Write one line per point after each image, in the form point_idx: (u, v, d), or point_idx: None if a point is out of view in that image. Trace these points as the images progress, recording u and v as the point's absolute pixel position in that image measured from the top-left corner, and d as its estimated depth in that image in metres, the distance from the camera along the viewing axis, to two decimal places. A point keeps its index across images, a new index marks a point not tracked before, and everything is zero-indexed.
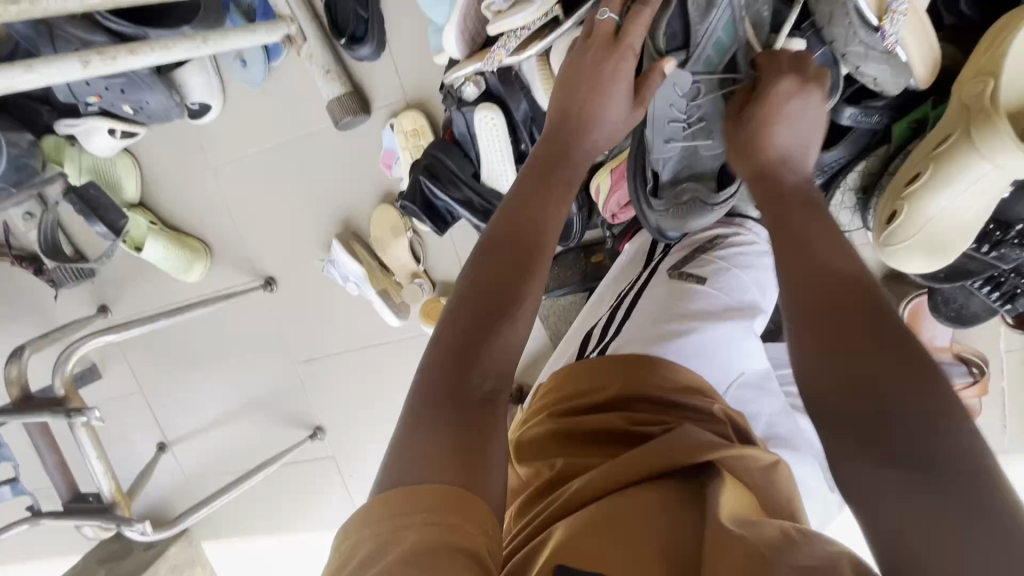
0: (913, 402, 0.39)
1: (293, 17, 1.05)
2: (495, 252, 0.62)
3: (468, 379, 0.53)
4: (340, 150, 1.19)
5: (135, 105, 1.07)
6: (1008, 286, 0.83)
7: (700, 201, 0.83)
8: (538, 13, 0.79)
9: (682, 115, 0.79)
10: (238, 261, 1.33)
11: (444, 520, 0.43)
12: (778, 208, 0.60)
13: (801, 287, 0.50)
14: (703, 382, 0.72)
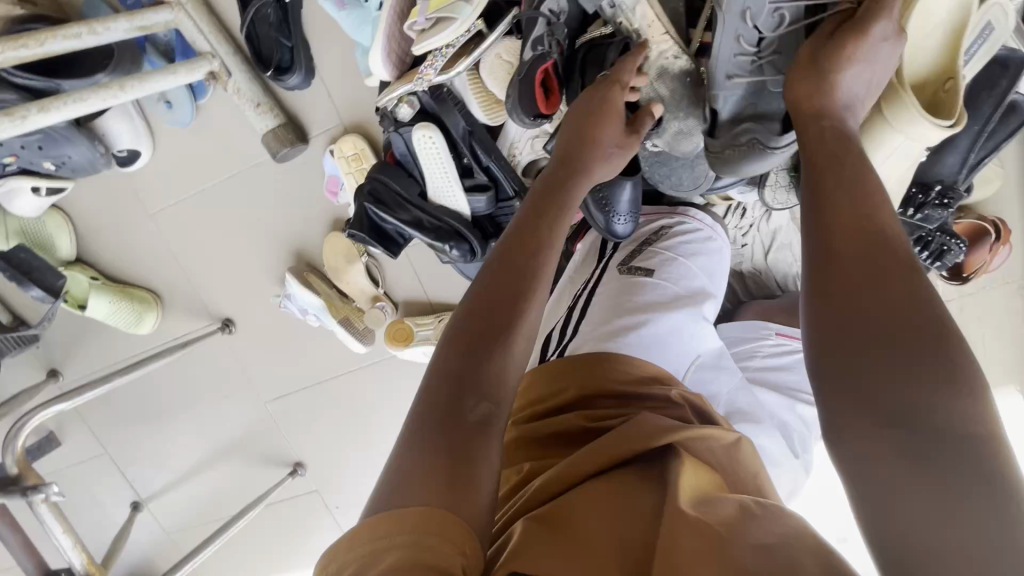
0: (930, 395, 0.39)
1: (214, 53, 1.02)
2: (495, 277, 0.62)
3: (464, 402, 0.54)
4: (283, 181, 1.16)
5: (57, 160, 1.02)
6: (936, 244, 0.88)
7: (759, 147, 0.69)
8: (461, 31, 0.79)
9: (753, 45, 0.65)
10: (191, 306, 1.29)
11: (428, 541, 0.44)
12: (830, 158, 0.54)
13: (829, 252, 0.48)
14: (661, 371, 0.74)
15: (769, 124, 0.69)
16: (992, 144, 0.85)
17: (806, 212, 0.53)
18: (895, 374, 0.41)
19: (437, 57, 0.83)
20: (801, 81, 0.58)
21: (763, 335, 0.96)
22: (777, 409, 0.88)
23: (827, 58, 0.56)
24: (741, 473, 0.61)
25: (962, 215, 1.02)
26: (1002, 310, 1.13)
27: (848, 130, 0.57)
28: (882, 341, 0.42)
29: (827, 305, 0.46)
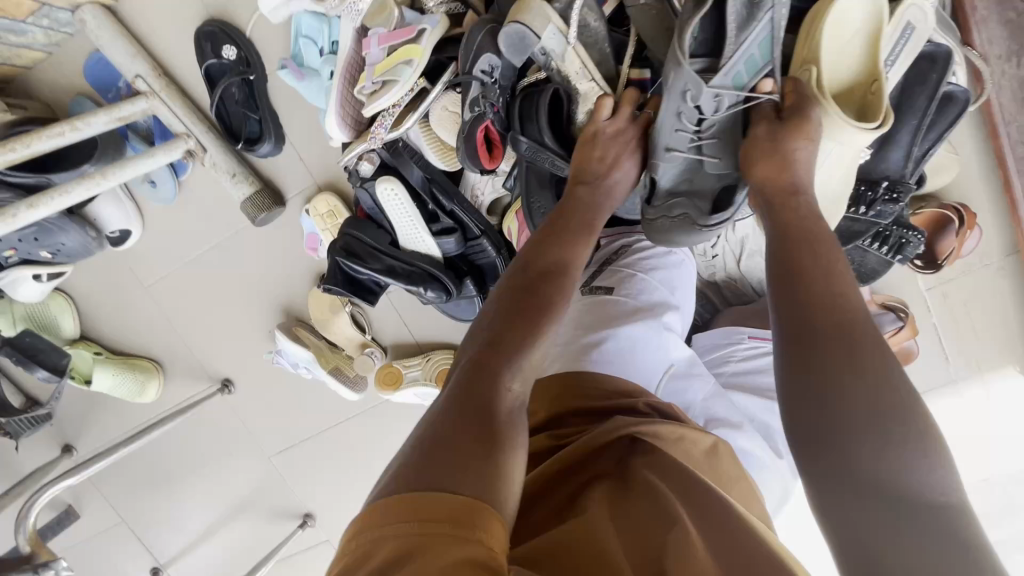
0: (883, 436, 0.47)
1: (189, 133, 1.09)
2: (523, 285, 0.66)
3: (498, 393, 0.56)
4: (266, 243, 1.21)
5: (53, 249, 1.10)
6: (894, 238, 0.89)
7: (690, 222, 0.76)
8: (406, 88, 0.85)
9: (695, 124, 0.71)
10: (191, 370, 1.33)
11: (472, 532, 0.43)
12: (803, 237, 0.61)
13: (804, 317, 0.55)
14: (629, 386, 0.75)
15: (699, 201, 0.77)
16: (935, 134, 0.87)
17: (771, 280, 0.60)
18: (864, 431, 0.48)
19: (388, 116, 0.89)
20: (765, 145, 0.67)
21: (737, 339, 0.98)
22: (757, 412, 0.89)
23: (787, 136, 0.65)
24: (714, 471, 0.65)
25: (923, 205, 1.03)
26: (986, 291, 1.12)
27: (804, 201, 0.65)
28: (862, 402, 0.48)
29: (797, 361, 0.53)
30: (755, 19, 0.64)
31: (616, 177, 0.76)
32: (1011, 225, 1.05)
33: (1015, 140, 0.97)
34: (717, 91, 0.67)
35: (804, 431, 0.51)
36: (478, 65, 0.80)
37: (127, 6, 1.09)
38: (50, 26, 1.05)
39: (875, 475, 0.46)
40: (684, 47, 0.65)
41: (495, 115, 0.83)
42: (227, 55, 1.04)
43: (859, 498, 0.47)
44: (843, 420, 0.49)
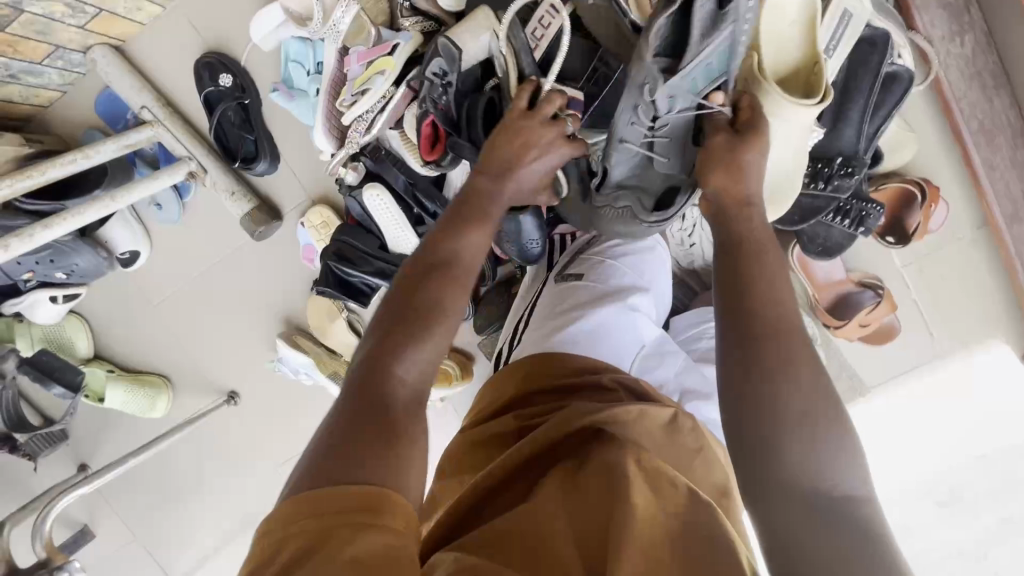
0: (807, 430, 0.57)
1: (191, 156, 1.18)
2: (415, 278, 0.67)
3: (391, 385, 0.60)
4: (265, 257, 1.28)
5: (67, 270, 1.17)
6: (854, 211, 0.93)
7: (631, 215, 0.88)
8: (379, 94, 0.92)
9: (649, 121, 0.79)
10: (199, 384, 1.39)
11: (372, 519, 0.50)
12: (750, 249, 0.67)
13: (742, 324, 0.62)
14: (593, 362, 0.83)
15: (644, 197, 0.88)
16: (883, 112, 0.92)
17: (719, 286, 0.66)
18: (796, 426, 0.57)
19: (360, 122, 0.96)
20: (725, 159, 0.71)
21: (711, 316, 1.04)
22: None
23: (746, 147, 0.70)
24: (681, 446, 0.71)
25: (887, 180, 1.07)
26: (963, 265, 1.14)
27: (757, 216, 0.70)
28: (795, 408, 0.57)
29: (737, 369, 0.60)
30: (717, 29, 0.71)
31: (525, 167, 0.72)
32: (976, 197, 1.08)
33: (967, 115, 1.02)
34: (671, 91, 0.75)
35: (738, 438, 0.59)
36: (431, 67, 0.86)
37: (134, 46, 1.20)
38: (65, 67, 1.16)
39: (799, 474, 0.56)
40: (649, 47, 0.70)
41: (438, 113, 0.87)
42: (224, 83, 1.13)
43: (784, 491, 0.55)
44: (778, 419, 0.57)
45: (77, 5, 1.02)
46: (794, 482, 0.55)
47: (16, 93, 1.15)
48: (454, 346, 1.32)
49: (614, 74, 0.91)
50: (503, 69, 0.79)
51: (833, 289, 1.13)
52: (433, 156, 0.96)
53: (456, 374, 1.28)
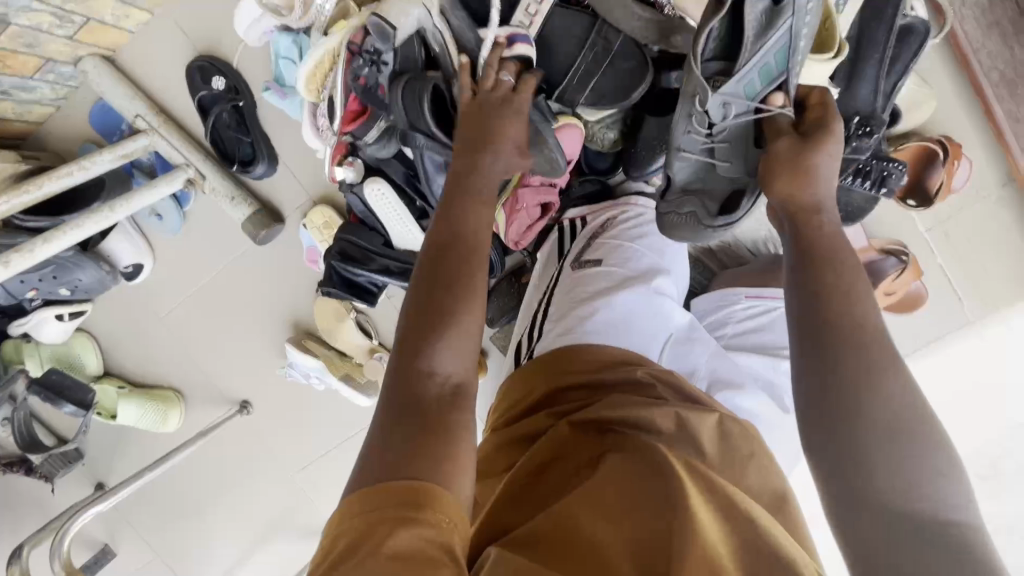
0: (897, 448, 0.55)
1: (188, 162, 1.16)
2: (437, 263, 0.65)
3: (423, 381, 0.59)
4: (270, 262, 1.26)
5: (71, 286, 1.16)
6: (875, 171, 0.89)
7: (697, 221, 0.84)
8: (330, 48, 0.88)
9: (706, 128, 0.77)
10: (211, 395, 1.37)
11: (415, 514, 0.51)
12: (825, 255, 0.65)
13: (821, 336, 0.61)
14: (629, 354, 0.83)
15: (708, 201, 0.84)
16: (900, 67, 0.88)
17: (794, 292, 0.65)
18: (879, 441, 0.55)
19: (323, 106, 0.94)
20: (789, 162, 0.69)
21: (734, 300, 1.01)
22: (762, 370, 0.93)
23: (810, 148, 0.68)
24: (737, 451, 0.69)
25: (904, 141, 1.02)
26: (990, 225, 1.10)
27: (834, 223, 0.68)
28: (880, 421, 0.56)
29: (817, 379, 0.60)
30: (772, 28, 0.67)
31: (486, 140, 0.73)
32: (1001, 153, 1.04)
33: (986, 66, 0.98)
34: (724, 98, 0.72)
35: (821, 443, 0.58)
36: (365, 43, 0.85)
37: (125, 55, 1.18)
38: (56, 80, 1.14)
39: (884, 488, 0.54)
40: (697, 56, 0.71)
41: (357, 87, 0.87)
42: (216, 85, 1.11)
43: (871, 507, 0.54)
44: (861, 439, 0.56)
45: (64, 14, 1.01)
46: (884, 497, 0.54)
47: (11, 110, 1.14)
48: None
49: (615, 46, 0.88)
50: (441, 46, 0.85)
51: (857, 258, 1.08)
52: (355, 133, 0.92)
53: None
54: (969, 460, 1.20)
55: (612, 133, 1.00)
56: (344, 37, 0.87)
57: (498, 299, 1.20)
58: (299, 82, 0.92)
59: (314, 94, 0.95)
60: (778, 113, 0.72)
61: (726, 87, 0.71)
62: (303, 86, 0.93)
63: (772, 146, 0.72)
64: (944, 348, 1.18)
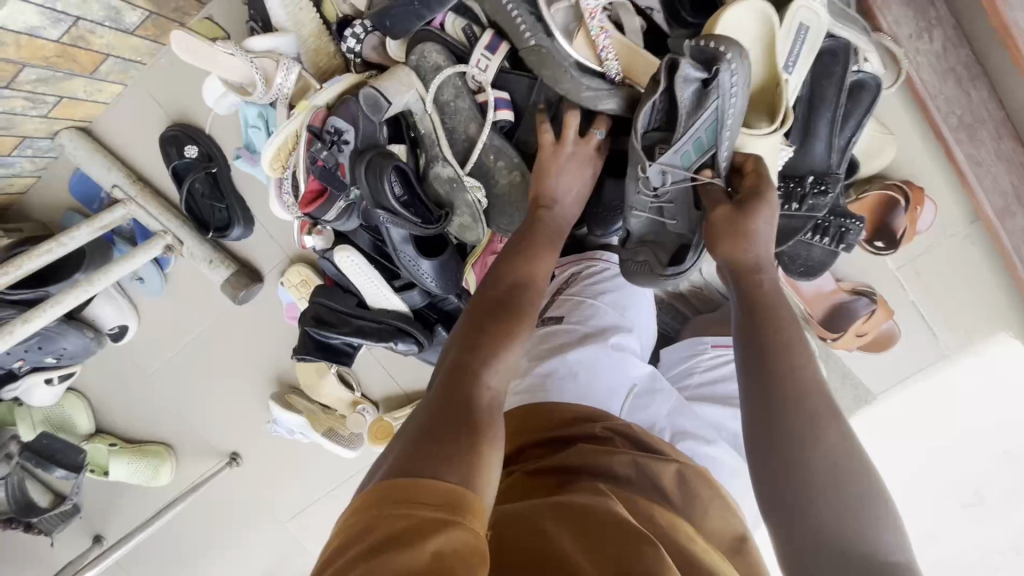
0: (836, 486, 0.56)
1: (166, 230, 1.19)
2: (496, 295, 0.72)
3: (477, 388, 0.62)
4: (251, 317, 1.28)
5: (57, 354, 1.19)
6: (834, 228, 0.90)
7: (649, 269, 0.83)
8: (291, 131, 0.92)
9: (651, 189, 0.78)
10: (200, 448, 1.39)
11: (455, 515, 0.49)
12: (767, 304, 0.67)
13: (766, 384, 0.61)
14: (591, 410, 0.84)
15: (660, 253, 0.84)
16: (854, 122, 0.89)
17: (740, 344, 0.66)
18: (824, 487, 0.56)
19: (287, 182, 0.95)
20: (728, 227, 0.70)
21: (701, 349, 1.02)
22: (728, 422, 0.95)
23: (746, 215, 0.69)
24: (697, 510, 0.72)
25: (866, 187, 1.03)
26: (955, 260, 1.10)
27: (777, 280, 0.70)
28: (830, 464, 0.57)
29: (763, 424, 0.60)
30: (704, 104, 0.70)
31: (560, 193, 0.83)
32: (964, 193, 1.04)
33: (945, 112, 0.97)
34: (662, 167, 0.75)
35: (769, 485, 0.59)
36: (327, 125, 0.89)
37: (100, 125, 1.20)
38: (34, 153, 1.17)
39: (833, 525, 0.55)
40: (637, 131, 0.73)
41: (316, 168, 0.89)
42: (189, 154, 1.14)
43: (818, 546, 0.55)
44: (807, 483, 0.56)
45: (36, 97, 1.04)
46: (833, 538, 0.54)
47: None
48: None
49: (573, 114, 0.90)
50: (428, 125, 0.92)
51: (825, 300, 1.10)
52: (314, 210, 0.93)
53: None
54: (953, 489, 1.19)
55: None
56: (305, 118, 0.90)
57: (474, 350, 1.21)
58: (263, 161, 0.94)
59: (279, 170, 0.96)
60: (713, 183, 0.75)
61: (667, 155, 0.74)
62: (268, 163, 0.95)
63: (710, 212, 0.73)
64: (924, 379, 1.18)
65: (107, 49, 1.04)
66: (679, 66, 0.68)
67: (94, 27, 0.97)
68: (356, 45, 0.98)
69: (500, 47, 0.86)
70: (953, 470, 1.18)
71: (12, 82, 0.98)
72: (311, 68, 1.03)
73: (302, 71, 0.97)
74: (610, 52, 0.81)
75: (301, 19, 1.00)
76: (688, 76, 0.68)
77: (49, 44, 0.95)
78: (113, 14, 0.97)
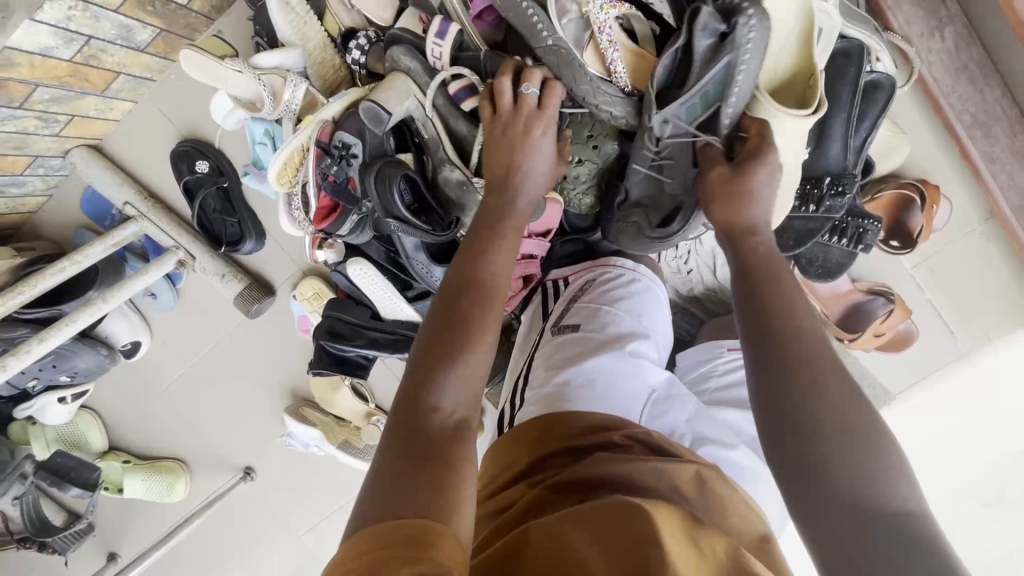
0: (859, 449, 0.54)
1: (178, 245, 1.19)
2: (451, 295, 0.69)
3: (428, 412, 0.60)
4: (264, 331, 1.28)
5: (70, 372, 1.18)
6: (852, 229, 0.90)
7: (640, 231, 0.89)
8: (301, 143, 0.91)
9: (653, 145, 0.83)
10: (215, 462, 1.38)
11: (418, 551, 0.48)
12: (764, 276, 0.69)
13: (772, 362, 0.61)
14: (613, 419, 0.83)
15: (652, 215, 0.91)
16: (869, 123, 0.88)
17: (744, 326, 0.66)
18: (838, 454, 0.54)
19: (297, 197, 0.95)
20: (722, 186, 0.75)
21: (717, 353, 1.02)
22: (745, 426, 0.94)
23: (745, 173, 0.73)
24: (718, 516, 0.71)
25: (881, 187, 1.03)
26: (970, 258, 1.09)
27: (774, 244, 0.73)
28: (830, 417, 0.56)
29: (769, 404, 0.59)
30: (721, 55, 0.72)
31: (525, 168, 0.79)
32: (979, 190, 1.04)
33: (958, 109, 0.97)
34: (665, 117, 0.77)
35: (783, 456, 0.57)
36: (334, 139, 0.89)
37: (111, 143, 1.21)
38: (46, 172, 1.17)
39: (844, 479, 0.53)
40: (654, 78, 0.77)
41: (327, 184, 0.89)
42: (201, 169, 1.14)
43: (830, 502, 0.53)
44: (819, 455, 0.55)
45: (48, 116, 1.04)
46: (843, 493, 0.53)
47: (4, 205, 1.17)
48: None
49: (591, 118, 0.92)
50: (432, 130, 0.92)
51: (842, 300, 1.09)
52: (327, 225, 0.93)
53: None
54: (974, 488, 1.18)
55: (589, 197, 1.02)
56: (313, 131, 0.90)
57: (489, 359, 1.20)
58: (270, 174, 0.93)
59: (286, 186, 0.96)
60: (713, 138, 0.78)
61: (674, 106, 0.76)
62: (275, 179, 0.94)
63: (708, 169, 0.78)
64: (940, 382, 1.17)
65: (119, 67, 1.04)
66: (701, 14, 0.70)
67: (106, 45, 0.98)
68: (360, 57, 0.99)
69: (449, 34, 0.88)
70: (972, 471, 1.17)
71: (25, 102, 0.98)
72: (318, 82, 1.04)
73: (309, 86, 0.96)
74: (618, 65, 0.83)
75: (307, 33, 1.01)
76: (710, 24, 0.70)
77: (62, 63, 0.95)
78: (125, 32, 0.98)
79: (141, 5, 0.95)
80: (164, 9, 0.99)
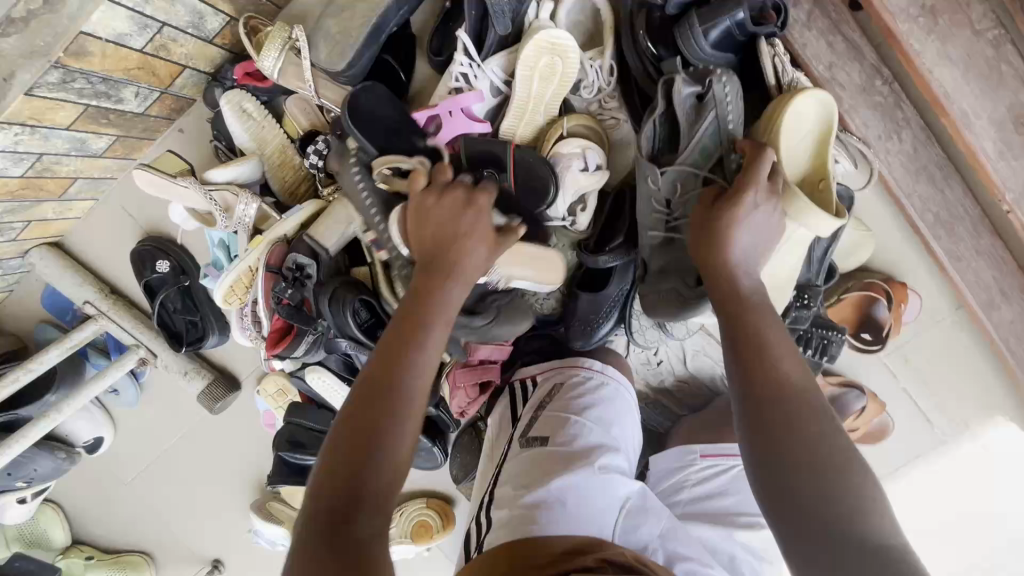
0: (841, 478, 0.54)
1: (140, 342, 1.17)
2: (372, 378, 0.63)
3: (345, 513, 0.55)
4: (230, 422, 1.25)
5: (27, 477, 1.15)
6: (817, 340, 0.91)
7: (680, 297, 0.81)
8: (244, 268, 0.91)
9: (664, 205, 0.81)
10: (180, 556, 1.33)
11: None
12: (737, 307, 0.66)
13: (758, 405, 0.59)
14: (589, 541, 0.77)
15: (685, 276, 0.82)
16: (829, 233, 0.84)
17: (730, 366, 0.63)
18: (827, 481, 0.53)
19: (246, 313, 0.94)
20: (711, 220, 0.70)
21: (690, 460, 0.99)
22: (722, 542, 0.90)
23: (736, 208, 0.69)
24: None
25: (847, 289, 1.02)
26: (944, 347, 1.08)
27: (751, 284, 0.68)
28: (800, 456, 0.55)
29: (761, 442, 0.57)
30: (704, 112, 0.77)
31: (462, 256, 0.72)
32: (946, 284, 1.03)
33: (920, 210, 0.95)
34: (675, 176, 0.80)
35: (781, 507, 0.55)
36: (286, 263, 0.89)
37: (74, 239, 1.19)
38: (5, 273, 1.16)
39: (832, 521, 0.52)
40: (643, 141, 0.81)
41: (282, 308, 0.89)
42: (162, 268, 1.12)
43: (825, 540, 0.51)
44: (800, 489, 0.54)
45: (3, 225, 1.02)
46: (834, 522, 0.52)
47: None
48: (430, 492, 1.26)
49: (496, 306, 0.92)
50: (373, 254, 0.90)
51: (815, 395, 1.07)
52: (280, 349, 0.91)
53: (438, 525, 1.21)
54: None
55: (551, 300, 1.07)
56: (259, 254, 0.89)
57: (462, 453, 1.17)
58: (217, 295, 0.93)
59: (235, 302, 0.95)
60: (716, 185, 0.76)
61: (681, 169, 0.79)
62: (222, 297, 0.94)
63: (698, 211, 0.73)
64: (922, 466, 1.14)
65: (75, 173, 1.03)
66: (676, 83, 0.76)
67: (60, 157, 0.97)
68: (318, 160, 0.96)
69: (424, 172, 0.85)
70: (957, 560, 1.13)
71: None
72: (276, 185, 1.03)
73: (261, 202, 0.98)
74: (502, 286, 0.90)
75: (264, 138, 1.00)
76: (682, 94, 0.77)
77: (14, 179, 0.94)
78: (79, 143, 0.97)
79: (95, 119, 0.94)
80: (120, 119, 0.98)
